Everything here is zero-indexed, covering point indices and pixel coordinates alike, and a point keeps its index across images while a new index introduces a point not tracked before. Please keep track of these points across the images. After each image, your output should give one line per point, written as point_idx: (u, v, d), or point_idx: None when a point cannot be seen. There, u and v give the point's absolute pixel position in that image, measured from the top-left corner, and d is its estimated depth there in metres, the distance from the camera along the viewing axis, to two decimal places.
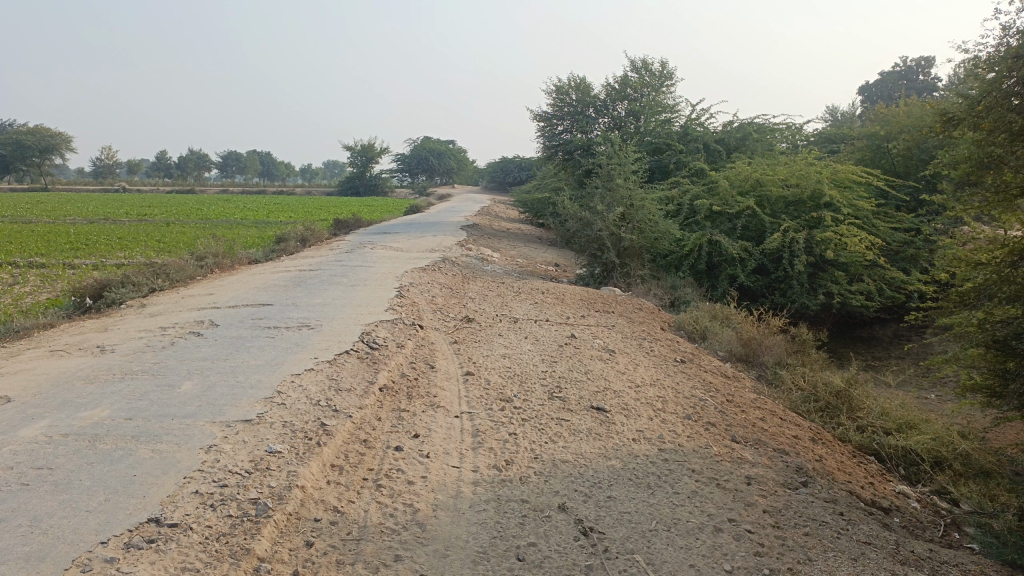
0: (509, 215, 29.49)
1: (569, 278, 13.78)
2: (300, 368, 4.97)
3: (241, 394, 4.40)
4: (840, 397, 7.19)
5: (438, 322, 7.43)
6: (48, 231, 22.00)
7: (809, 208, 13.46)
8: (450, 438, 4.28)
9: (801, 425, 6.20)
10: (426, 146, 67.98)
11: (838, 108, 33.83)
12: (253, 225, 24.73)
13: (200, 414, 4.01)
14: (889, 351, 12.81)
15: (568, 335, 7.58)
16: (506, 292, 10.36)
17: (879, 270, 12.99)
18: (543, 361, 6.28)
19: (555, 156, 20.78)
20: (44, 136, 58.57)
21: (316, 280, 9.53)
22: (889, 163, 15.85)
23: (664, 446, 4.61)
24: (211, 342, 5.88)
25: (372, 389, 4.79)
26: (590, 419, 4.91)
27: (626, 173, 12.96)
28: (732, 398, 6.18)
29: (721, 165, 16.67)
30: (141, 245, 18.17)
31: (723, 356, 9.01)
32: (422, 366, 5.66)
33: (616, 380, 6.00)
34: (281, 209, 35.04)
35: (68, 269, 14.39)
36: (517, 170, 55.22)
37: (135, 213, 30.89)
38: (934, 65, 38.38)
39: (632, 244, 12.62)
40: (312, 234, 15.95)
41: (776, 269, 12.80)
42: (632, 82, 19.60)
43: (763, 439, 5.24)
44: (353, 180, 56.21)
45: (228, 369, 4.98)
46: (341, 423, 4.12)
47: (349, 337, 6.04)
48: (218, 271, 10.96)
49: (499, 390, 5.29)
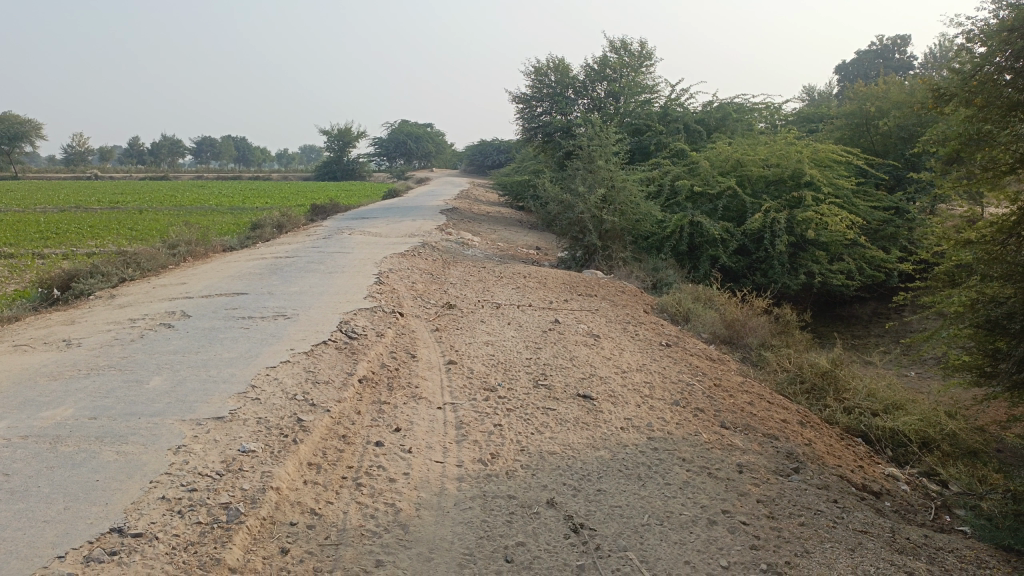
0: (489, 198, 29.25)
1: (551, 261, 13.63)
2: (276, 360, 4.78)
3: (213, 389, 4.21)
4: (826, 379, 7.13)
5: (419, 309, 7.25)
6: (18, 220, 21.48)
7: (790, 187, 13.38)
8: (433, 431, 4.12)
9: (789, 408, 6.11)
10: (403, 129, 67.31)
11: (816, 88, 33.87)
12: (229, 212, 24.33)
13: (169, 412, 3.83)
14: (870, 330, 12.82)
15: (552, 320, 7.43)
16: (488, 276, 10.19)
17: (860, 249, 12.97)
18: (527, 348, 6.13)
19: (534, 139, 20.55)
20: (13, 122, 57.31)
21: (292, 267, 9.29)
22: (869, 141, 15.81)
23: (654, 435, 4.49)
24: (182, 334, 5.66)
25: (351, 381, 4.62)
26: (576, 408, 4.78)
27: (606, 154, 12.80)
28: (720, 383, 6.08)
29: (702, 145, 16.57)
30: (113, 234, 17.75)
31: (707, 338, 8.92)
32: (402, 355, 5.50)
33: (602, 366, 5.86)
34: (258, 195, 34.55)
35: (37, 259, 14.02)
36: (496, 153, 54.87)
37: (108, 200, 30.34)
38: (910, 43, 38.49)
39: (614, 226, 12.50)
40: (288, 220, 15.67)
41: (758, 249, 12.74)
42: (611, 62, 19.37)
43: (753, 425, 5.13)
44: (330, 164, 55.60)
45: (199, 363, 4.78)
46: (319, 418, 3.95)
47: (326, 326, 5.86)
48: (191, 259, 10.69)
49: (482, 379, 5.14)
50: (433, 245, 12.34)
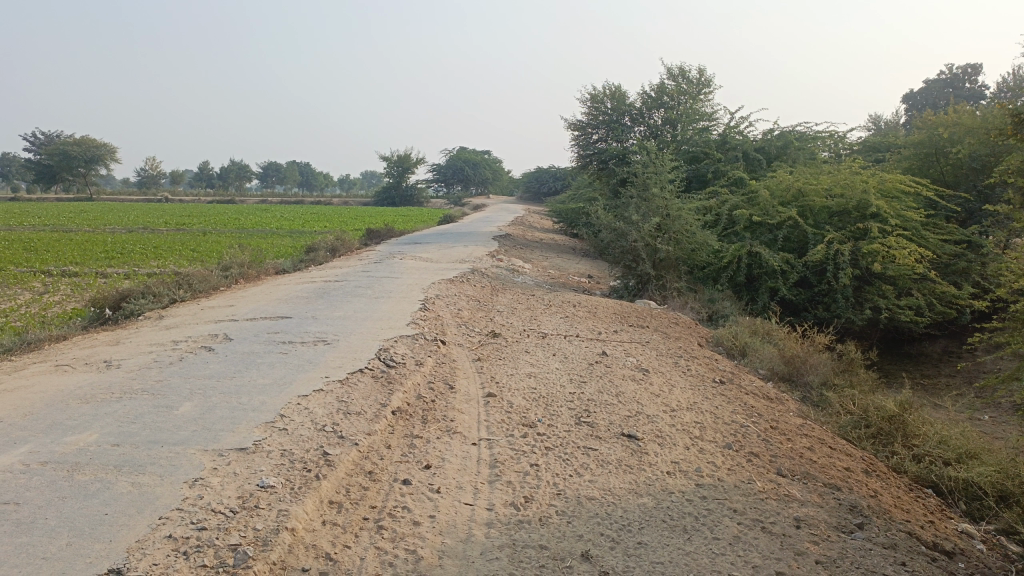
0: (542, 225, 29.09)
1: (603, 290, 13.35)
2: (308, 389, 4.64)
3: (241, 417, 4.07)
4: (893, 423, 6.68)
5: (462, 338, 7.07)
6: (87, 239, 22.20)
7: (854, 219, 12.86)
8: (465, 469, 3.90)
9: (852, 454, 5.70)
10: (461, 156, 68.02)
11: (882, 119, 32.96)
12: (287, 234, 24.74)
13: (192, 441, 3.70)
14: (939, 369, 12.15)
15: (599, 352, 7.16)
16: (536, 304, 9.98)
17: (929, 284, 12.36)
18: (571, 381, 5.88)
19: (589, 166, 20.36)
20: (91, 146, 59.85)
21: (340, 291, 9.24)
22: (939, 172, 15.14)
23: (702, 481, 4.18)
24: (220, 357, 5.58)
25: (384, 413, 4.44)
26: (620, 448, 4.50)
27: (662, 182, 12.50)
28: (777, 424, 5.70)
29: (761, 174, 16.14)
30: (174, 254, 18.16)
31: (764, 375, 8.51)
32: (441, 386, 5.31)
33: (651, 403, 5.56)
34: (317, 218, 35.13)
35: (99, 277, 14.37)
36: (552, 180, 54.88)
37: (174, 222, 31.27)
38: (982, 72, 37.22)
39: (668, 256, 12.17)
40: (342, 243, 15.77)
41: (820, 282, 12.23)
42: (669, 90, 19.11)
43: (812, 473, 4.77)
44: (389, 190, 56.49)
45: (232, 389, 4.67)
46: (347, 452, 3.77)
47: (365, 353, 5.71)
48: (243, 281, 10.76)
49: (522, 414, 4.90)
50: (483, 272, 12.19)
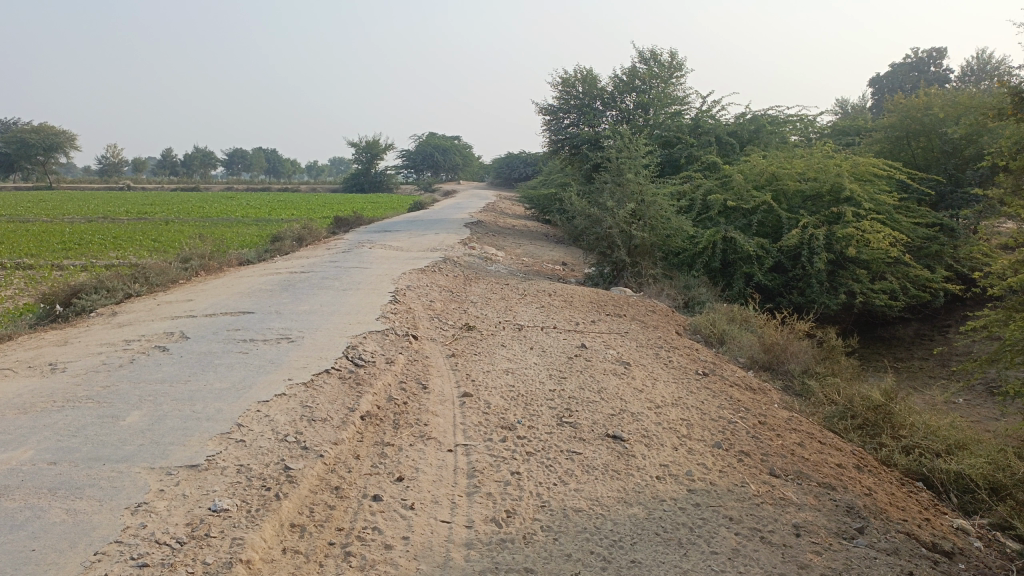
0: (513, 211, 28.76)
1: (577, 277, 13.09)
2: (269, 394, 4.29)
3: (194, 428, 3.72)
4: (878, 413, 6.51)
5: (435, 332, 6.74)
6: (44, 230, 21.43)
7: (828, 202, 12.73)
8: (440, 480, 3.60)
9: (842, 449, 5.50)
10: (430, 142, 67.28)
11: (849, 103, 33.09)
12: (253, 223, 24.10)
13: (137, 457, 3.35)
14: (913, 352, 12.10)
15: (578, 344, 6.88)
16: (511, 294, 9.68)
17: (903, 268, 12.30)
18: (550, 377, 5.59)
19: (560, 151, 20.05)
20: (49, 133, 58.10)
21: (306, 284, 8.85)
22: (910, 155, 15.08)
23: (694, 486, 3.92)
24: (175, 359, 5.19)
25: (351, 419, 4.11)
26: (605, 452, 4.22)
27: (636, 166, 12.23)
28: (765, 419, 5.48)
29: (734, 158, 15.96)
30: (134, 245, 17.55)
31: (745, 364, 8.31)
32: (412, 386, 4.99)
33: (634, 399, 5.29)
34: (284, 206, 34.36)
35: (54, 270, 13.76)
36: (523, 165, 54.48)
37: (136, 212, 30.36)
38: (947, 55, 37.51)
39: (644, 242, 11.92)
40: (309, 232, 15.30)
41: (796, 266, 12.09)
42: (640, 73, 18.82)
43: (805, 472, 4.55)
44: (358, 176, 55.76)
45: (185, 395, 4.30)
46: (311, 465, 3.45)
47: (331, 352, 5.36)
48: (203, 273, 10.29)
49: (499, 416, 4.60)
50: (455, 260, 11.86)
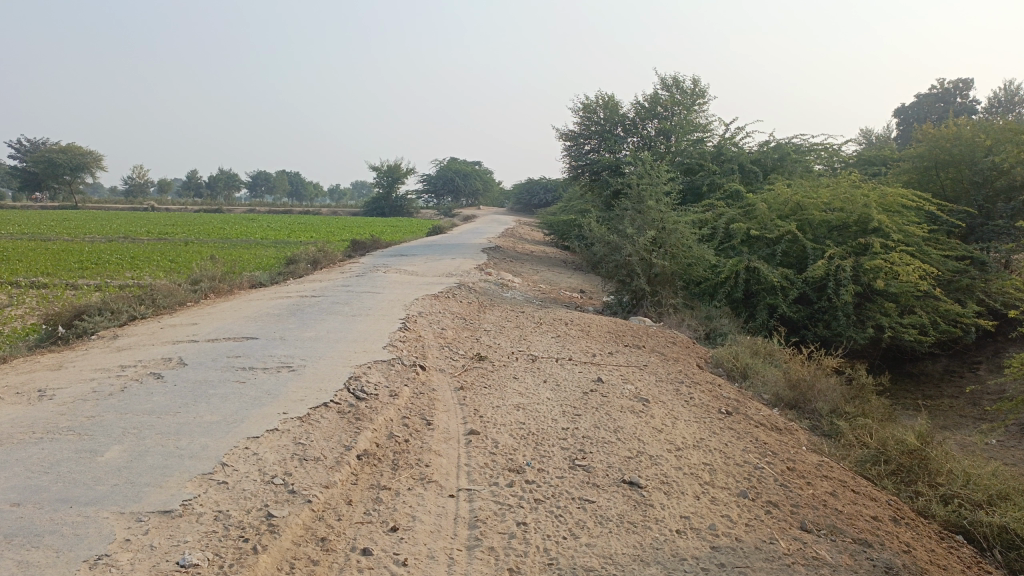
0: (533, 238, 28.55)
1: (595, 305, 12.76)
2: (261, 429, 3.99)
3: (174, 469, 3.42)
4: (912, 458, 6.11)
5: (445, 362, 6.44)
6: (62, 248, 21.48)
7: (855, 234, 12.35)
8: (439, 531, 3.28)
9: (876, 498, 5.10)
10: (450, 166, 67.50)
11: (873, 134, 32.68)
12: (271, 245, 24.03)
13: (107, 500, 3.08)
14: (942, 389, 11.62)
15: (595, 378, 6.54)
16: (526, 323, 9.38)
17: (932, 302, 11.86)
18: (564, 414, 5.26)
19: (580, 177, 19.83)
20: (77, 153, 58.88)
21: (314, 309, 8.60)
22: (939, 186, 14.66)
23: (719, 543, 3.57)
24: (168, 388, 4.92)
25: (347, 459, 3.81)
26: (620, 500, 3.88)
27: (658, 194, 11.94)
28: (793, 464, 5.11)
29: (758, 187, 15.62)
30: (150, 265, 17.45)
31: (769, 401, 7.92)
32: (416, 422, 4.68)
33: (653, 440, 4.95)
34: (304, 229, 34.35)
35: (68, 289, 13.65)
36: (543, 191, 54.42)
37: (157, 232, 30.49)
38: (973, 87, 37.08)
39: (664, 270, 11.58)
40: (325, 255, 15.12)
41: (821, 298, 11.69)
42: (663, 100, 18.58)
43: (839, 527, 4.18)
44: (379, 200, 55.95)
45: (171, 429, 4.02)
46: (297, 512, 3.15)
47: (333, 383, 5.07)
48: (213, 296, 10.08)
49: (508, 457, 4.28)
50: (470, 286, 11.58)
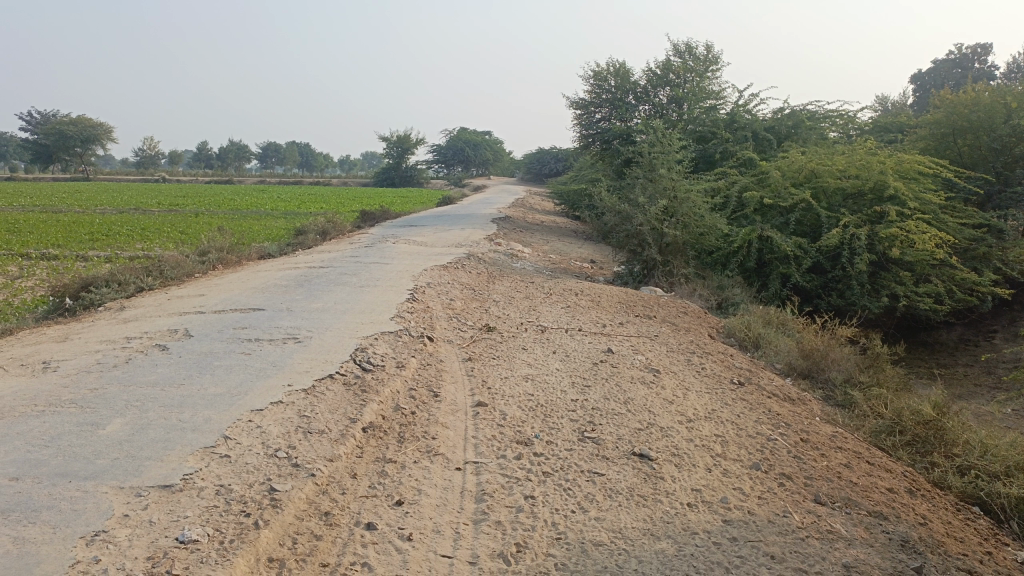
0: (543, 208, 28.35)
1: (606, 275, 12.65)
2: (264, 402, 3.93)
3: (177, 442, 3.37)
4: (928, 429, 6.01)
5: (453, 333, 6.37)
6: (73, 221, 21.50)
7: (871, 201, 12.13)
8: (445, 505, 3.22)
9: (892, 470, 5.01)
10: (460, 136, 67.04)
11: (890, 101, 32.10)
12: (282, 216, 23.98)
13: (107, 474, 3.03)
14: (956, 358, 11.49)
15: (605, 348, 6.46)
16: (536, 293, 9.28)
17: (948, 270, 11.67)
18: (573, 386, 5.18)
19: (591, 146, 19.59)
20: (87, 125, 58.83)
21: (322, 279, 8.53)
22: (956, 153, 14.36)
23: (731, 516, 3.49)
24: (172, 360, 4.87)
25: (352, 431, 3.75)
26: (630, 473, 3.80)
27: (669, 162, 11.74)
28: (807, 435, 5.03)
29: (772, 155, 15.37)
30: (160, 237, 17.42)
31: (782, 371, 7.81)
32: (423, 394, 4.61)
33: (664, 412, 4.87)
34: (314, 200, 34.27)
35: (78, 261, 13.64)
36: (554, 161, 54.00)
37: (167, 203, 30.48)
38: (992, 51, 36.28)
39: (675, 240, 11.43)
40: (333, 226, 15.03)
41: (835, 267, 11.52)
42: (675, 67, 18.25)
43: (854, 500, 4.10)
44: (389, 170, 55.72)
45: (174, 401, 3.97)
46: (300, 486, 3.09)
47: (339, 354, 5.01)
48: (221, 267, 10.04)
49: (516, 429, 4.21)
50: (479, 257, 11.49)
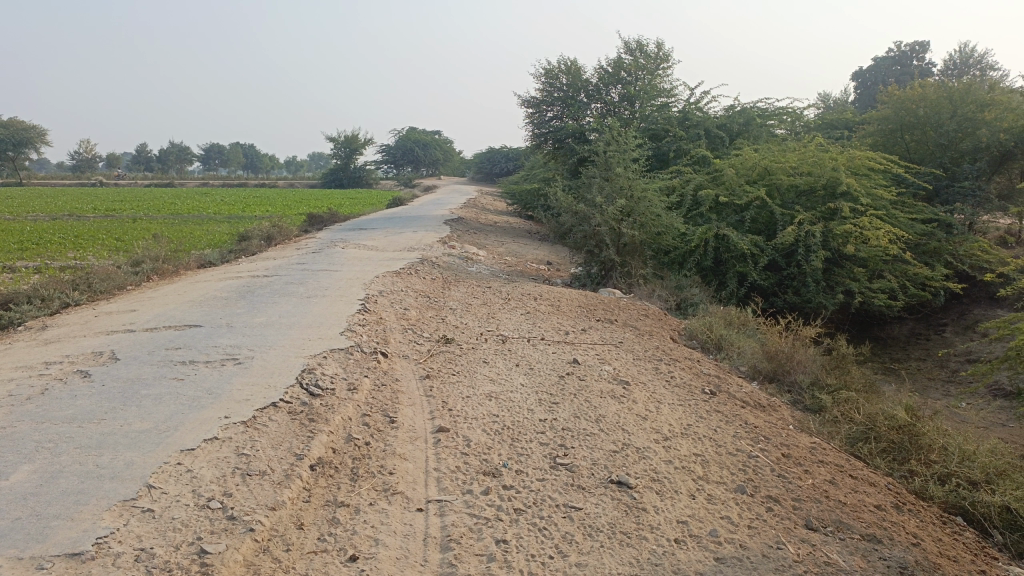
0: (496, 208, 28.01)
1: (563, 278, 12.34)
2: (198, 439, 3.48)
3: (92, 495, 2.91)
4: (902, 434, 5.82)
5: (408, 348, 5.95)
6: (3, 228, 20.38)
7: (824, 198, 12.07)
8: (405, 558, 2.82)
9: (874, 483, 4.77)
10: (409, 136, 66.22)
11: (832, 98, 32.56)
12: (226, 220, 23.15)
13: (3, 541, 2.56)
14: (910, 353, 11.48)
15: (569, 359, 6.11)
16: (494, 299, 8.90)
17: (901, 266, 11.67)
18: (539, 404, 4.82)
19: (544, 145, 19.29)
20: (19, 128, 56.31)
21: (266, 290, 8.02)
22: (904, 149, 14.42)
23: (722, 552, 3.18)
24: (95, 389, 4.36)
25: (298, 471, 3.33)
26: (610, 506, 3.46)
27: (625, 160, 11.44)
28: (788, 450, 4.76)
29: (725, 152, 15.27)
30: (95, 245, 16.52)
31: (748, 375, 7.58)
32: (377, 420, 4.19)
33: (639, 430, 4.54)
34: (260, 203, 33.32)
35: (5, 273, 12.76)
36: (504, 160, 53.65)
37: (105, 208, 29.23)
38: (929, 49, 37.11)
39: (633, 240, 11.15)
40: (279, 231, 14.40)
41: (790, 265, 11.42)
42: (626, 65, 18.03)
43: (846, 522, 3.82)
44: (337, 171, 54.70)
45: (92, 442, 3.48)
46: (236, 546, 2.66)
47: (283, 377, 4.55)
48: (157, 278, 9.41)
49: (481, 458, 3.83)
50: (433, 261, 11.06)
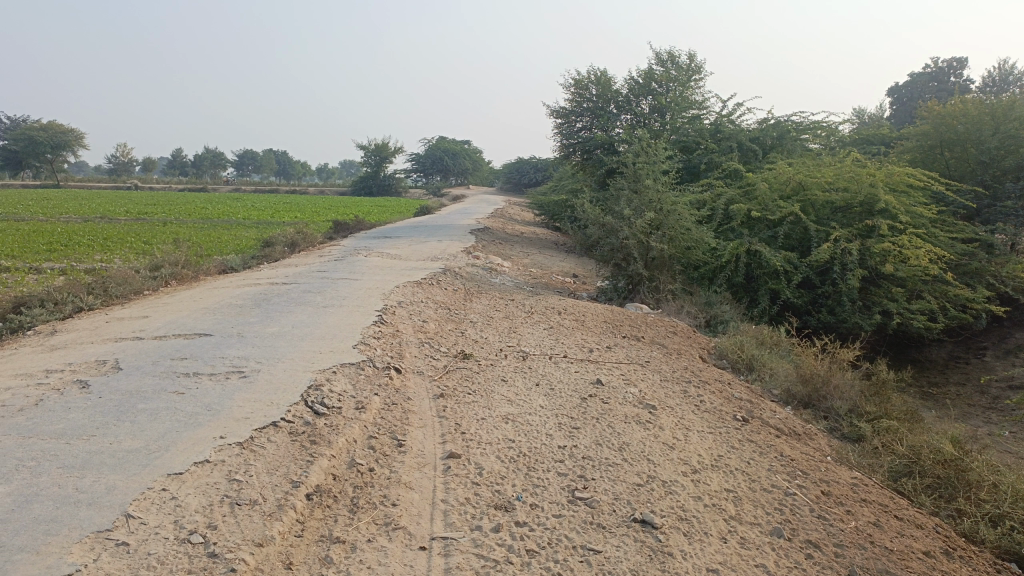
0: (523, 218, 27.81)
1: (588, 291, 12.01)
2: (188, 462, 3.23)
3: (66, 524, 2.66)
4: (949, 469, 5.41)
5: (423, 363, 5.68)
6: (34, 229, 20.48)
7: (861, 214, 11.62)
8: None
9: (921, 524, 4.39)
10: (438, 145, 66.35)
11: (866, 114, 31.92)
12: (253, 226, 23.13)
13: None
14: (948, 377, 10.98)
15: (592, 379, 5.79)
16: (516, 312, 8.61)
17: (941, 286, 11.17)
18: (559, 429, 4.51)
19: (572, 156, 19.02)
20: (57, 132, 57.34)
21: (282, 298, 7.80)
22: (944, 165, 13.91)
23: None
24: (91, 401, 4.13)
25: (293, 501, 3.06)
26: (632, 549, 3.14)
27: (655, 172, 11.09)
28: (827, 487, 4.40)
29: (757, 166, 14.88)
30: (122, 248, 16.50)
31: (781, 400, 7.19)
32: (384, 444, 3.92)
33: (665, 460, 4.22)
34: (288, 209, 33.33)
35: (30, 274, 12.73)
36: (533, 171, 53.48)
37: (135, 212, 29.42)
38: (967, 65, 36.32)
39: (662, 254, 10.80)
40: (303, 238, 14.24)
41: (825, 283, 10.99)
42: (658, 76, 17.71)
43: (893, 573, 3.47)
44: (366, 179, 54.90)
45: (76, 462, 3.24)
46: None
47: (288, 394, 4.30)
48: (174, 284, 9.25)
49: (492, 489, 3.53)
50: (455, 271, 10.79)
